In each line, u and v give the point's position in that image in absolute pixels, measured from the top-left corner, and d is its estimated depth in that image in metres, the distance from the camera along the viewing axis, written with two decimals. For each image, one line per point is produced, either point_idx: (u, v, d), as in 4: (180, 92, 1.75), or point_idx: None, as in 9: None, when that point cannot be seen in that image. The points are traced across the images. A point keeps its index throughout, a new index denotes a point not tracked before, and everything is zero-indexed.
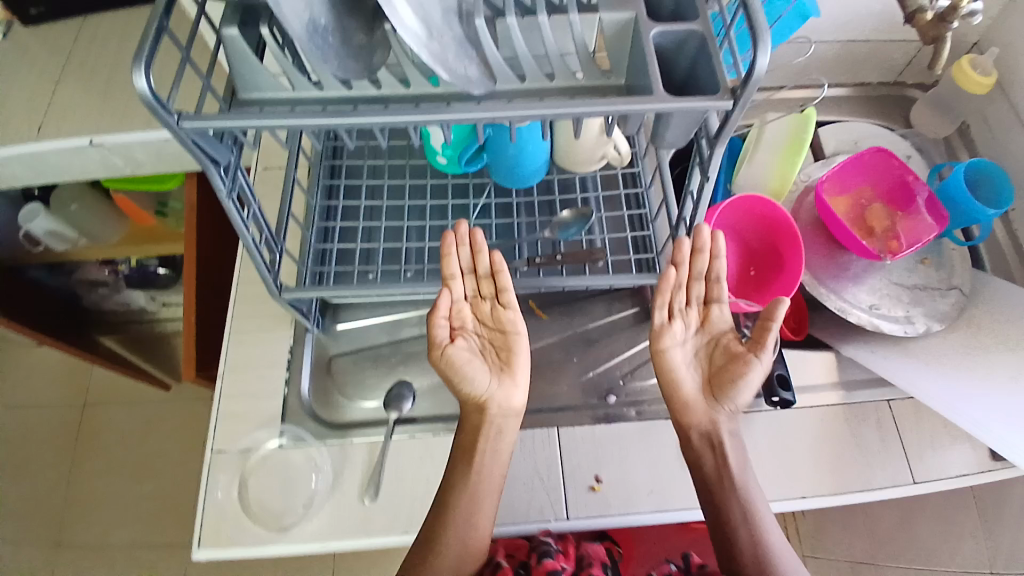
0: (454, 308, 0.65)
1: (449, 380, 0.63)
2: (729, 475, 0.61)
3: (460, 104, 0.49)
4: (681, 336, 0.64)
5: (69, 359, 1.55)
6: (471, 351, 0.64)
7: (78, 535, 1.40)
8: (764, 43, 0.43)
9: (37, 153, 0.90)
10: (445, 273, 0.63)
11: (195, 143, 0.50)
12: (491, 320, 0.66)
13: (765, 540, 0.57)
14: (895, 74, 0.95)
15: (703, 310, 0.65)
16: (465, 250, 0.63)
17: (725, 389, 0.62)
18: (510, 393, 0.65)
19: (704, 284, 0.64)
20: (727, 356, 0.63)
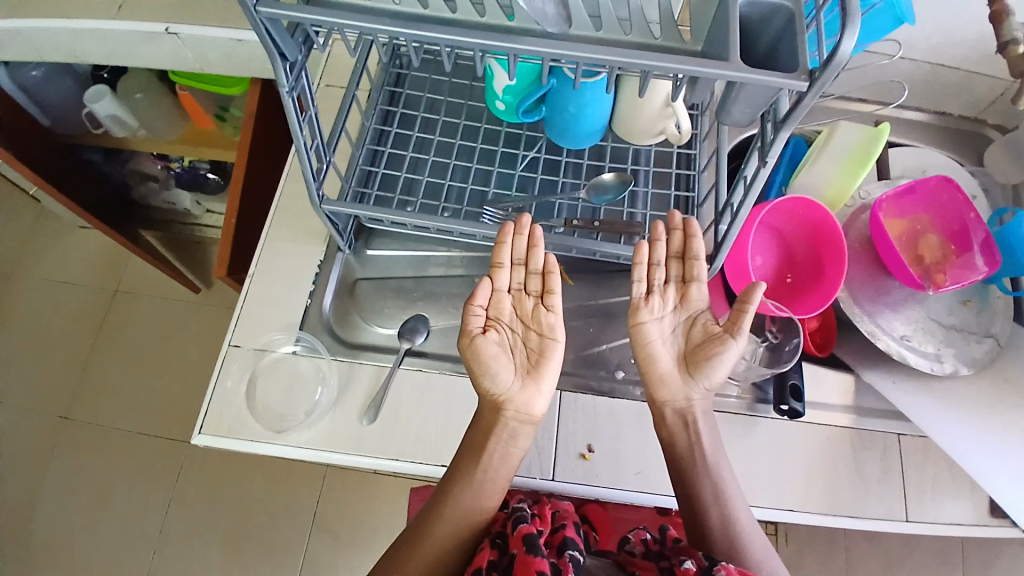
0: (496, 304, 0.64)
1: (472, 370, 0.61)
2: (700, 452, 0.64)
3: (530, 36, 0.51)
4: (658, 313, 0.64)
5: (108, 245, 1.62)
6: (503, 347, 0.63)
7: (88, 411, 1.47)
8: (853, 27, 0.41)
9: (114, 32, 0.92)
10: (496, 261, 0.63)
11: (269, 33, 0.51)
12: (530, 317, 0.65)
13: (733, 518, 0.60)
14: (975, 110, 0.92)
15: (681, 288, 0.65)
16: (521, 241, 0.64)
17: (701, 367, 0.63)
18: (531, 399, 0.63)
19: (683, 261, 0.64)
20: (705, 335, 0.64)
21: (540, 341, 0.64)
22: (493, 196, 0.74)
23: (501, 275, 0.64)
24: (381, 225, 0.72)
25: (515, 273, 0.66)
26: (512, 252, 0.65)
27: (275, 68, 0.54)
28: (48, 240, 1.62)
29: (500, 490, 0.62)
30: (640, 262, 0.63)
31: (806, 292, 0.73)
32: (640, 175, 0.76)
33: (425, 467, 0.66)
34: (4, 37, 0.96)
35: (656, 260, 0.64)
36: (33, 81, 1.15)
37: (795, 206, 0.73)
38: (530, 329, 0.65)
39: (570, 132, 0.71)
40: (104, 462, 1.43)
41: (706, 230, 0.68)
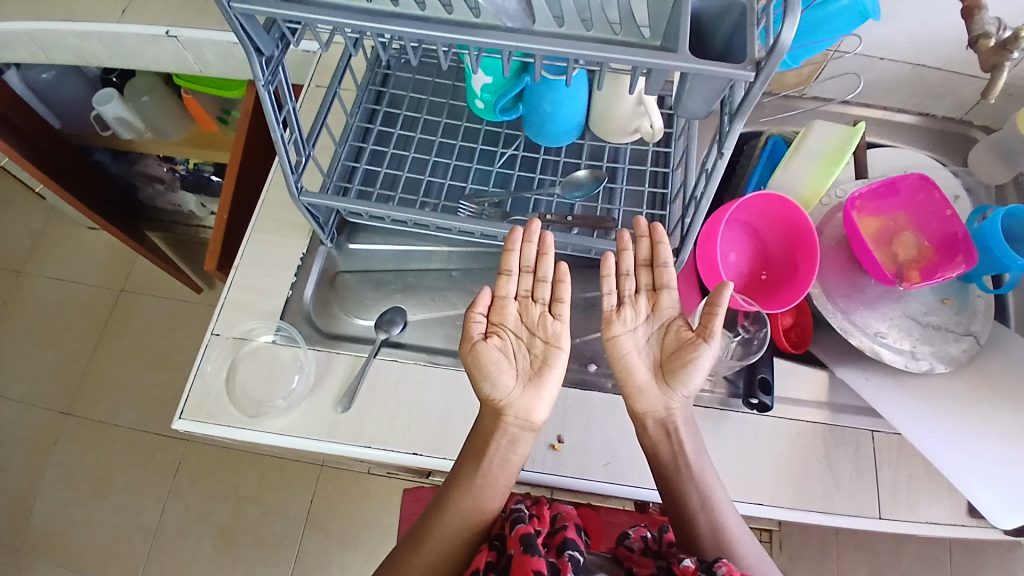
0: (501, 310, 0.65)
1: (471, 374, 0.62)
2: (683, 460, 0.62)
3: (492, 32, 0.51)
4: (631, 323, 0.64)
5: (115, 245, 1.65)
6: (504, 353, 0.63)
7: (90, 406, 1.50)
8: (792, 17, 0.43)
9: (118, 34, 0.96)
10: (503, 268, 0.65)
11: (243, 27, 0.53)
12: (534, 325, 0.65)
13: (722, 525, 0.59)
14: (961, 112, 0.92)
15: (652, 297, 0.65)
16: (530, 249, 0.65)
17: (676, 374, 0.62)
18: (533, 405, 0.62)
19: (652, 269, 0.65)
20: (679, 342, 0.63)
21: (544, 348, 0.64)
22: (471, 191, 0.76)
23: (507, 283, 0.65)
24: (361, 219, 0.74)
25: (523, 280, 0.66)
26: (521, 261, 0.65)
27: (252, 62, 0.56)
28: (59, 240, 1.67)
29: (501, 496, 0.61)
30: (607, 275, 0.65)
31: (779, 289, 0.74)
32: (618, 173, 0.77)
33: (396, 454, 0.67)
34: (14, 39, 1.00)
35: (624, 270, 0.65)
36: (43, 83, 1.20)
37: (764, 201, 0.74)
38: (534, 336, 0.65)
39: (546, 131, 0.72)
40: (104, 456, 1.46)
41: (675, 225, 0.69)
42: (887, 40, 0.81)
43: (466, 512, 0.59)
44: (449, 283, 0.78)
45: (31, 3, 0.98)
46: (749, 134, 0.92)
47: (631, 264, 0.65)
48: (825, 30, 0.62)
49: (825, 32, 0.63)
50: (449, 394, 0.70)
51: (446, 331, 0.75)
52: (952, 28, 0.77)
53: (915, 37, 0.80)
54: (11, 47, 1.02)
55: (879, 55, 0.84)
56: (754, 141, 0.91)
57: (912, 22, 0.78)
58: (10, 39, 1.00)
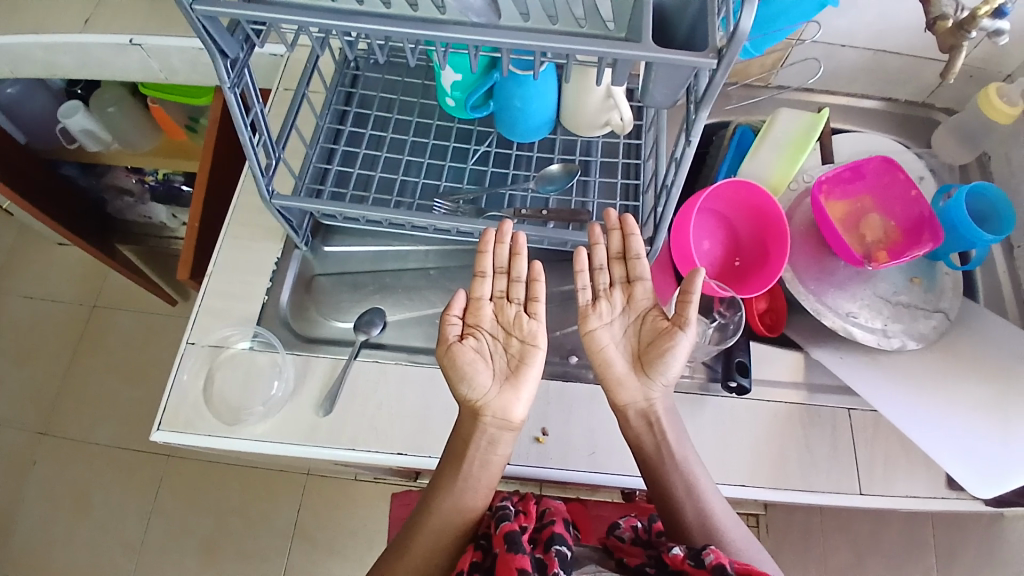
0: (476, 312, 0.65)
1: (449, 376, 0.62)
2: (668, 451, 0.63)
3: (458, 28, 0.51)
4: (607, 317, 0.65)
5: (87, 260, 1.62)
6: (481, 353, 0.63)
7: (66, 427, 1.47)
8: (751, 4, 0.44)
9: (81, 44, 0.94)
10: (478, 270, 0.65)
11: (206, 29, 0.52)
12: (510, 325, 0.65)
13: (707, 511, 0.60)
14: (922, 96, 0.94)
15: (627, 289, 0.66)
16: (503, 249, 0.65)
17: (654, 365, 0.62)
18: (510, 404, 0.62)
19: (625, 261, 0.66)
20: (655, 332, 0.64)
21: (521, 347, 0.64)
22: (445, 189, 0.75)
23: (481, 284, 0.65)
24: (335, 221, 0.74)
25: (499, 282, 0.67)
26: (495, 262, 0.66)
27: (216, 64, 0.55)
28: (27, 257, 1.63)
29: (486, 495, 0.61)
30: (580, 270, 0.66)
31: (751, 275, 0.76)
32: (591, 166, 0.78)
33: (380, 454, 0.67)
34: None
35: (597, 265, 0.66)
36: (10, 99, 1.19)
37: (733, 188, 0.75)
38: (510, 336, 0.64)
39: (518, 126, 0.72)
40: (82, 476, 1.42)
41: (648, 215, 0.70)
42: (848, 27, 0.83)
43: (450, 513, 0.59)
44: (427, 282, 0.77)
45: None
46: (718, 124, 0.94)
47: (604, 257, 0.66)
48: (783, 20, 0.64)
49: (785, 20, 0.64)
50: (431, 392, 0.70)
51: (426, 329, 0.75)
52: (908, 12, 0.79)
53: (873, 24, 0.82)
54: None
55: (841, 41, 0.85)
56: (723, 131, 0.93)
57: (870, 11, 0.80)
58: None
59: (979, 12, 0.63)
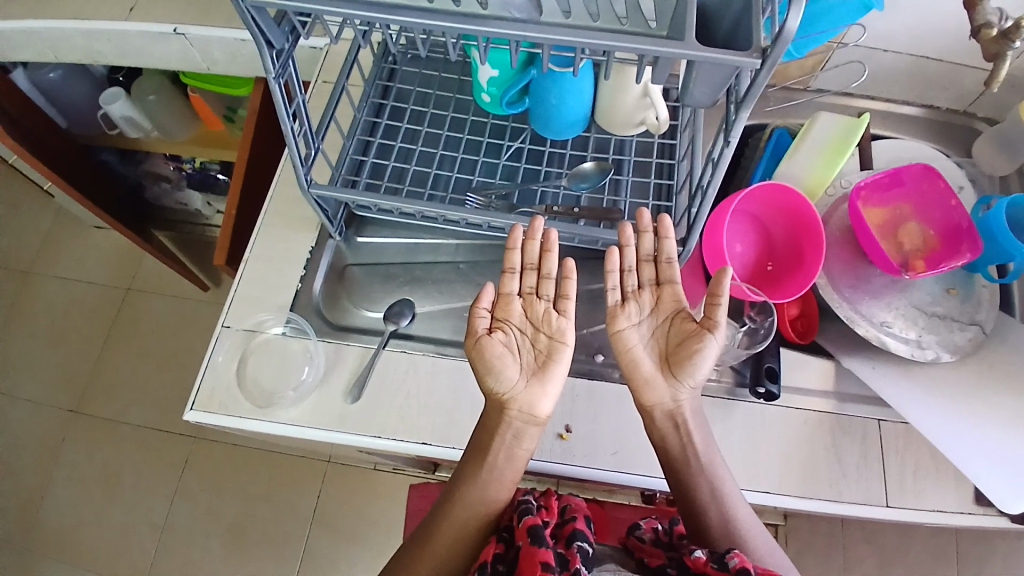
0: (506, 306, 0.66)
1: (476, 368, 0.62)
2: (694, 453, 0.63)
3: (500, 23, 0.51)
4: (635, 318, 0.65)
5: (123, 245, 1.67)
6: (509, 347, 0.63)
7: (99, 405, 1.52)
8: (797, 4, 0.43)
9: (127, 33, 0.97)
10: (507, 266, 0.65)
11: (254, 20, 0.53)
12: (539, 321, 0.65)
13: (732, 516, 0.60)
14: (966, 103, 0.92)
15: (656, 291, 0.66)
16: (534, 246, 0.66)
17: (683, 366, 0.62)
18: (537, 399, 0.63)
19: (655, 264, 0.66)
20: (684, 334, 0.63)
21: (549, 343, 0.64)
22: (478, 183, 0.76)
23: (511, 280, 0.66)
24: (369, 213, 0.75)
25: (528, 278, 0.67)
26: (525, 258, 0.66)
27: (262, 55, 0.56)
28: (67, 240, 1.69)
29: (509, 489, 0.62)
30: (611, 270, 0.65)
31: (785, 280, 0.75)
32: (624, 165, 0.78)
33: (406, 443, 0.68)
34: (24, 39, 1.01)
35: (626, 266, 0.66)
36: (50, 83, 1.21)
37: (767, 191, 0.74)
38: (539, 332, 0.65)
39: (552, 123, 0.72)
40: (112, 454, 1.47)
41: (681, 215, 0.70)
42: (891, 31, 0.81)
43: (473, 504, 0.60)
44: (457, 275, 0.78)
45: (40, 4, 0.99)
46: (753, 127, 0.93)
47: (634, 260, 0.66)
48: (826, 21, 0.63)
49: (828, 22, 0.63)
50: (457, 385, 0.71)
51: (454, 322, 0.75)
52: (954, 17, 0.77)
53: (917, 29, 0.80)
54: (20, 46, 1.03)
55: (883, 45, 0.84)
56: (759, 135, 0.92)
57: (915, 15, 0.78)
58: (19, 38, 1.01)
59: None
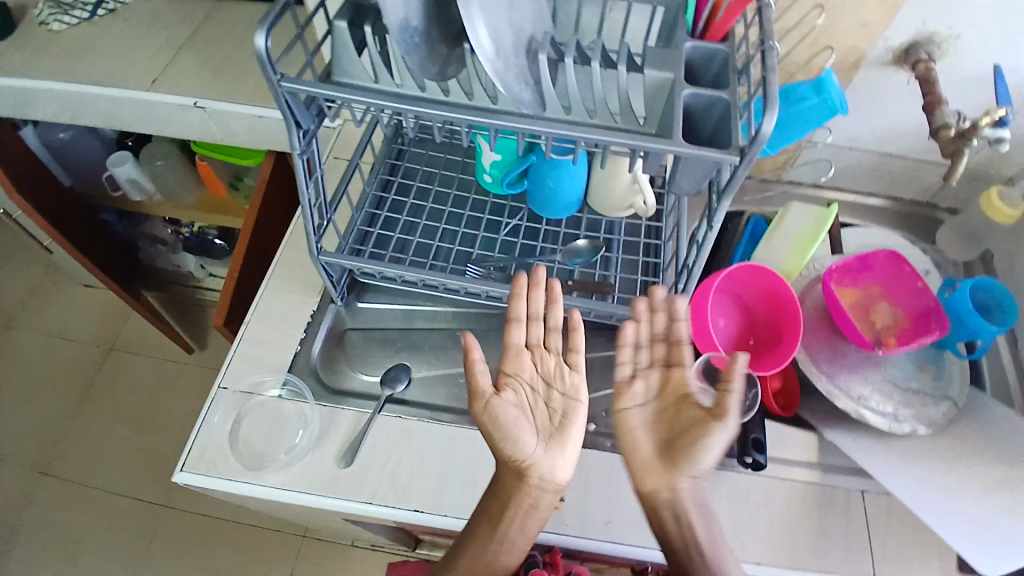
0: (515, 360, 0.65)
1: (492, 435, 0.61)
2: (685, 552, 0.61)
3: (508, 116, 0.54)
4: (641, 397, 0.64)
5: (110, 303, 1.67)
6: (520, 407, 0.63)
7: (69, 468, 1.45)
8: (772, 111, 0.48)
9: (144, 101, 0.98)
10: (512, 315, 0.64)
11: (288, 103, 0.56)
12: (551, 373, 0.66)
13: None
14: (928, 195, 1.01)
15: (662, 373, 0.64)
16: (537, 299, 0.65)
17: (686, 455, 0.59)
18: (555, 464, 0.62)
19: (668, 345, 0.64)
20: (691, 419, 0.60)
21: (563, 402, 0.65)
22: (477, 256, 0.80)
23: (516, 330, 0.65)
24: (373, 279, 0.78)
25: (534, 328, 0.67)
26: (528, 309, 0.65)
27: (290, 134, 0.58)
28: (51, 296, 1.68)
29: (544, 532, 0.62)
30: (622, 346, 0.65)
31: (766, 353, 0.80)
32: (614, 243, 0.83)
33: (396, 510, 0.68)
34: (38, 97, 1.01)
35: (634, 342, 0.65)
36: (58, 142, 1.26)
37: (746, 273, 0.81)
38: (552, 390, 0.65)
39: (547, 206, 0.77)
40: (75, 521, 1.39)
41: (668, 292, 0.75)
42: (855, 129, 0.91)
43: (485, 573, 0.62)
44: (454, 342, 0.81)
45: (63, 65, 1.01)
46: (732, 213, 1.01)
47: (643, 341, 0.65)
48: (799, 124, 0.69)
49: (799, 124, 0.69)
50: (452, 451, 0.71)
51: (450, 388, 0.77)
52: (915, 118, 0.87)
53: (879, 127, 0.90)
54: (34, 103, 1.02)
55: (851, 143, 0.94)
56: (737, 220, 1.00)
57: (878, 113, 0.88)
58: (34, 95, 1.01)
59: (982, 123, 0.69)
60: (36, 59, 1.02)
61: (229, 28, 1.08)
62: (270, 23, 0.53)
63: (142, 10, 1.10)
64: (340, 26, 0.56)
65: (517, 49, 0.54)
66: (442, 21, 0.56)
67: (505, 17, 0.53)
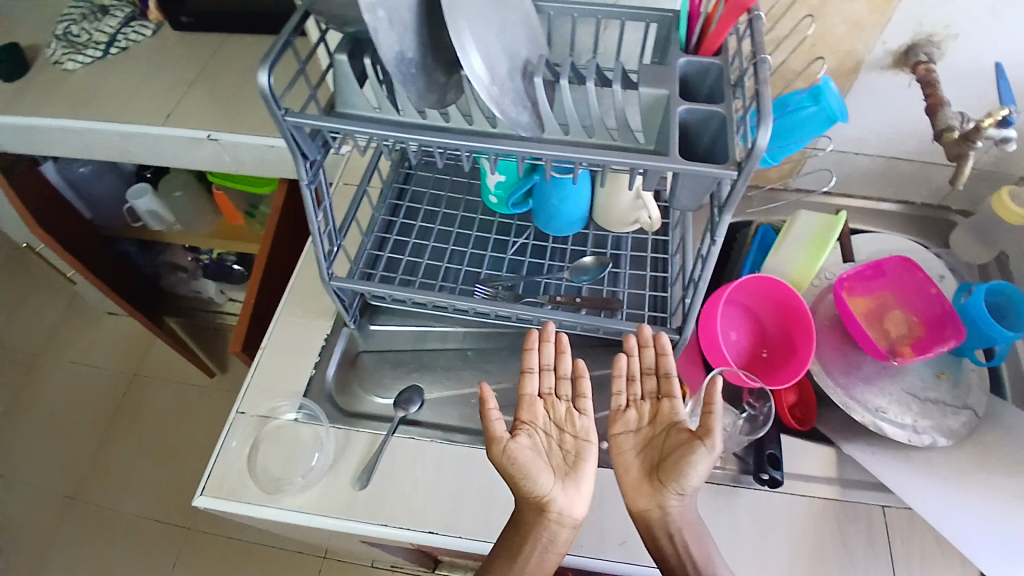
0: (530, 409, 0.67)
1: (511, 476, 0.62)
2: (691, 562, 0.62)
3: (506, 140, 0.56)
4: (634, 424, 0.67)
5: (134, 331, 1.72)
6: (536, 450, 0.64)
7: (96, 494, 1.48)
8: (767, 125, 0.48)
9: (159, 136, 1.02)
10: (525, 367, 0.66)
11: (294, 136, 0.58)
12: (564, 421, 0.67)
13: None
14: (939, 198, 1.00)
15: (656, 404, 0.67)
16: (549, 348, 0.67)
17: (671, 475, 0.61)
18: (573, 501, 0.63)
19: (658, 377, 0.67)
20: (679, 441, 0.63)
21: (575, 444, 0.65)
22: (485, 276, 0.81)
23: (529, 381, 0.66)
24: (383, 302, 0.80)
25: (545, 378, 0.68)
26: (540, 359, 0.68)
27: (297, 165, 0.60)
28: (77, 326, 1.73)
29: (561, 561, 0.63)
30: (618, 376, 0.68)
31: (780, 365, 0.79)
32: (621, 259, 0.84)
33: (411, 532, 0.68)
34: (60, 137, 1.05)
35: (631, 375, 0.68)
36: (79, 176, 1.28)
37: (756, 283, 0.81)
38: (564, 433, 0.67)
39: (553, 223, 0.78)
40: (102, 548, 1.41)
41: (677, 306, 0.75)
42: (859, 136, 0.91)
43: None
44: (465, 362, 0.81)
45: (82, 105, 1.05)
46: (740, 223, 1.01)
47: (638, 372, 0.68)
48: (800, 132, 0.69)
49: (799, 134, 0.69)
50: (464, 472, 0.72)
51: (462, 408, 0.78)
52: (920, 122, 0.87)
53: (884, 132, 0.90)
54: (56, 144, 1.07)
55: (856, 149, 0.93)
56: (745, 230, 1.00)
57: (881, 120, 0.88)
58: (56, 136, 1.05)
59: (983, 125, 0.67)
60: (58, 101, 1.06)
61: (239, 62, 1.11)
62: (273, 59, 0.55)
63: (155, 49, 1.14)
64: (340, 60, 0.58)
65: (513, 75, 0.56)
66: (438, 51, 0.58)
67: (499, 45, 0.55)
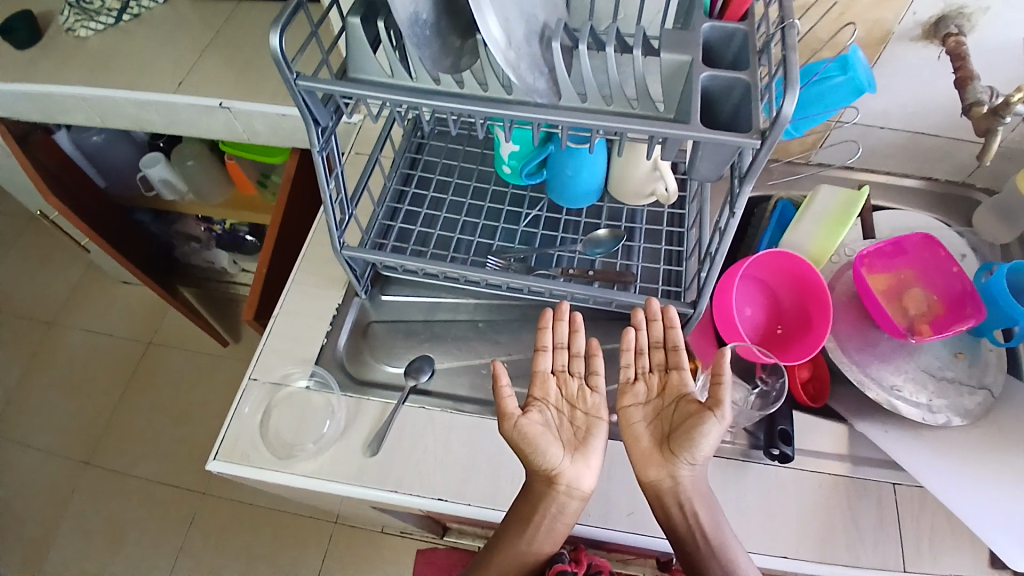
0: (543, 385, 0.67)
1: (521, 448, 0.61)
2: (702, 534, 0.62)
3: (522, 107, 0.54)
4: (642, 396, 0.67)
5: (148, 299, 1.74)
6: (547, 424, 0.64)
7: (113, 458, 1.51)
8: (793, 92, 0.46)
9: (171, 103, 1.01)
10: (538, 346, 0.67)
11: (305, 101, 0.57)
12: (574, 397, 0.67)
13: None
14: (964, 175, 0.97)
15: (663, 376, 0.67)
16: (562, 328, 0.68)
17: (681, 445, 0.61)
18: (581, 474, 0.63)
19: (666, 350, 0.67)
20: (687, 412, 0.63)
21: (585, 419, 0.66)
22: (498, 247, 0.80)
23: (543, 358, 0.67)
24: (395, 272, 0.79)
25: (558, 356, 0.69)
26: (554, 339, 0.68)
27: (309, 132, 0.59)
28: (94, 293, 1.75)
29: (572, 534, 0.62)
30: (626, 349, 0.67)
31: (795, 342, 0.78)
32: (636, 232, 0.82)
33: (420, 498, 0.69)
34: (73, 104, 1.05)
35: (638, 348, 0.67)
36: (93, 145, 1.29)
37: (774, 259, 0.80)
38: (575, 409, 0.67)
39: (567, 193, 0.76)
40: (119, 509, 1.45)
41: (692, 281, 0.74)
42: (884, 110, 0.88)
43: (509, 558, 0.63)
44: (476, 333, 0.81)
45: (93, 71, 1.05)
46: (759, 198, 0.99)
47: (645, 345, 0.67)
48: (823, 103, 0.67)
49: (825, 104, 0.67)
50: (474, 441, 0.72)
51: (472, 378, 0.78)
52: (949, 96, 0.84)
53: (911, 106, 0.87)
54: (70, 111, 1.07)
55: (881, 123, 0.91)
56: (764, 205, 0.98)
57: (908, 93, 0.85)
58: (69, 103, 1.05)
59: (1012, 99, 0.63)
60: (71, 67, 1.06)
61: (250, 29, 1.10)
62: (285, 22, 0.53)
63: (166, 15, 1.13)
64: (353, 23, 0.56)
65: (530, 39, 0.54)
66: (452, 14, 0.56)
67: (516, 7, 0.53)
